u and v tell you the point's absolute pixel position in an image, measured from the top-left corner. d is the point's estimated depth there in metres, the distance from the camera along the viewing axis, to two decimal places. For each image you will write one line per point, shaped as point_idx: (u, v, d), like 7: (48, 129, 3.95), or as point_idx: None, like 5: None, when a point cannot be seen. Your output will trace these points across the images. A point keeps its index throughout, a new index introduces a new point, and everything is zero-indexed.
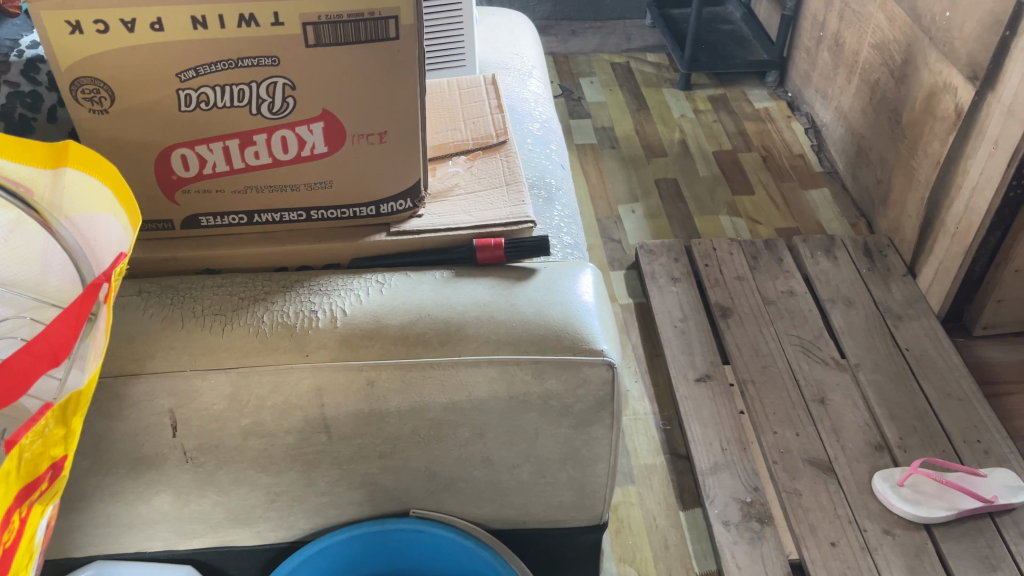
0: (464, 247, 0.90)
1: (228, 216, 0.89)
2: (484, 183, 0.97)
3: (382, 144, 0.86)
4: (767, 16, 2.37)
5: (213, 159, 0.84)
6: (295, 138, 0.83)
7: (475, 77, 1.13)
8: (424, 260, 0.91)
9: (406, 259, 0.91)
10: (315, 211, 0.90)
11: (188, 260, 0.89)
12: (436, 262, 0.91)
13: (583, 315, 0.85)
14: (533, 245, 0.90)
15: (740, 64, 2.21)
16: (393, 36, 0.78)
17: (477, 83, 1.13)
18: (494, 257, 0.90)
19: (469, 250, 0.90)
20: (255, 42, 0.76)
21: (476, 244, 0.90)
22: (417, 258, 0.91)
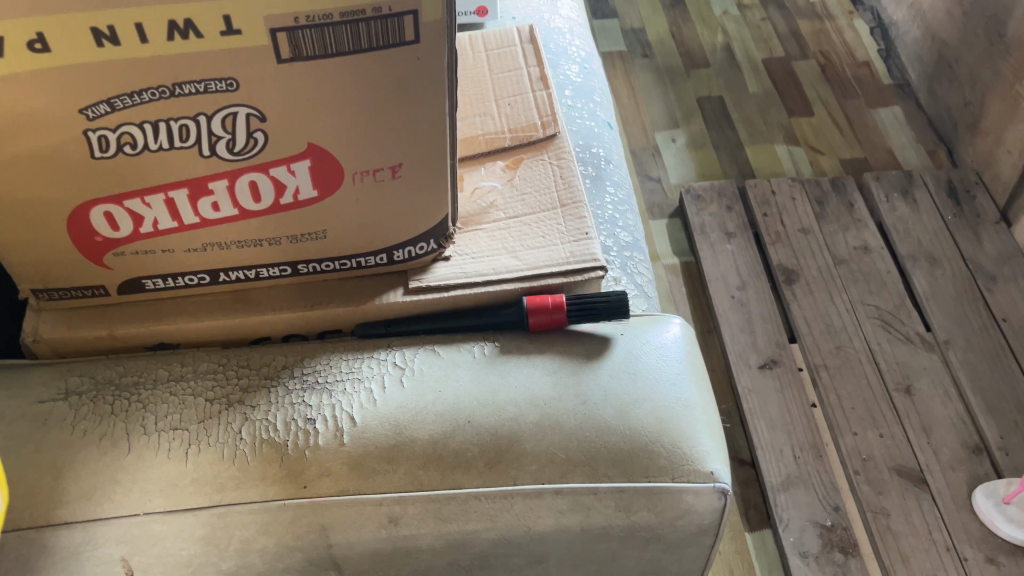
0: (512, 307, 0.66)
1: (183, 277, 0.64)
2: (530, 202, 0.71)
3: (395, 180, 0.60)
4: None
5: (153, 215, 0.58)
6: (270, 182, 0.57)
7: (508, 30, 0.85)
8: (457, 324, 0.67)
9: (431, 324, 0.67)
10: (304, 264, 0.65)
11: (132, 337, 0.65)
12: (475, 328, 0.66)
13: (681, 413, 0.62)
14: (608, 307, 0.65)
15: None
16: (411, 38, 0.51)
17: (510, 36, 0.84)
18: (555, 322, 0.65)
19: (519, 313, 0.66)
20: (199, 60, 0.49)
21: (527, 306, 0.65)
22: (447, 321, 0.67)
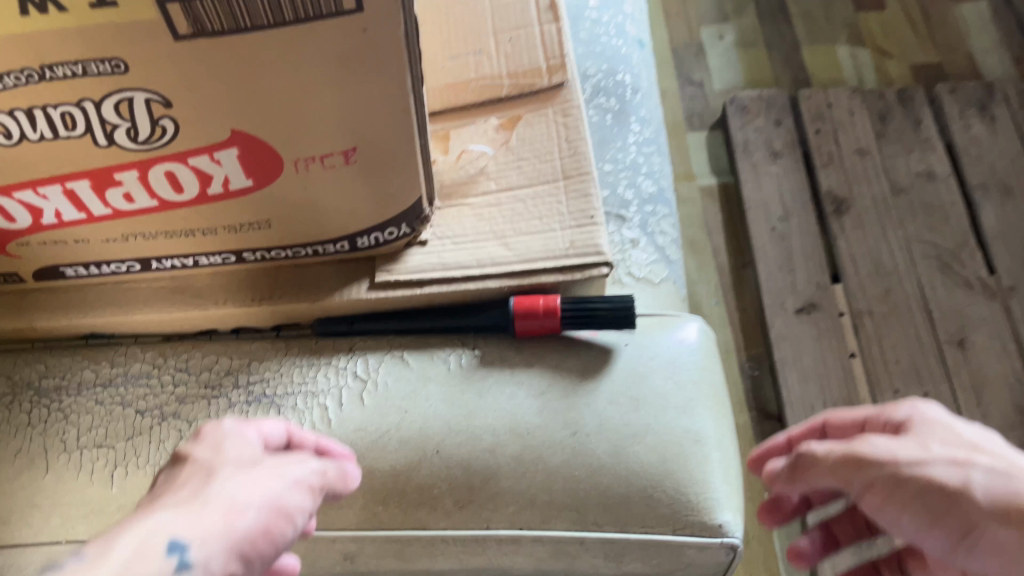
0: (496, 307, 0.56)
1: (108, 265, 0.54)
2: (527, 171, 0.59)
3: (350, 166, 0.49)
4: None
5: (54, 206, 0.48)
6: (191, 172, 0.46)
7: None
8: (432, 324, 0.56)
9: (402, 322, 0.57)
10: (250, 253, 0.54)
11: (56, 329, 0.56)
12: (454, 332, 0.56)
13: (689, 451, 0.52)
14: (610, 314, 0.54)
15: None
16: (350, 8, 0.39)
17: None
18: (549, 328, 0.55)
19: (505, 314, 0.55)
20: (68, 38, 0.37)
21: (515, 309, 0.54)
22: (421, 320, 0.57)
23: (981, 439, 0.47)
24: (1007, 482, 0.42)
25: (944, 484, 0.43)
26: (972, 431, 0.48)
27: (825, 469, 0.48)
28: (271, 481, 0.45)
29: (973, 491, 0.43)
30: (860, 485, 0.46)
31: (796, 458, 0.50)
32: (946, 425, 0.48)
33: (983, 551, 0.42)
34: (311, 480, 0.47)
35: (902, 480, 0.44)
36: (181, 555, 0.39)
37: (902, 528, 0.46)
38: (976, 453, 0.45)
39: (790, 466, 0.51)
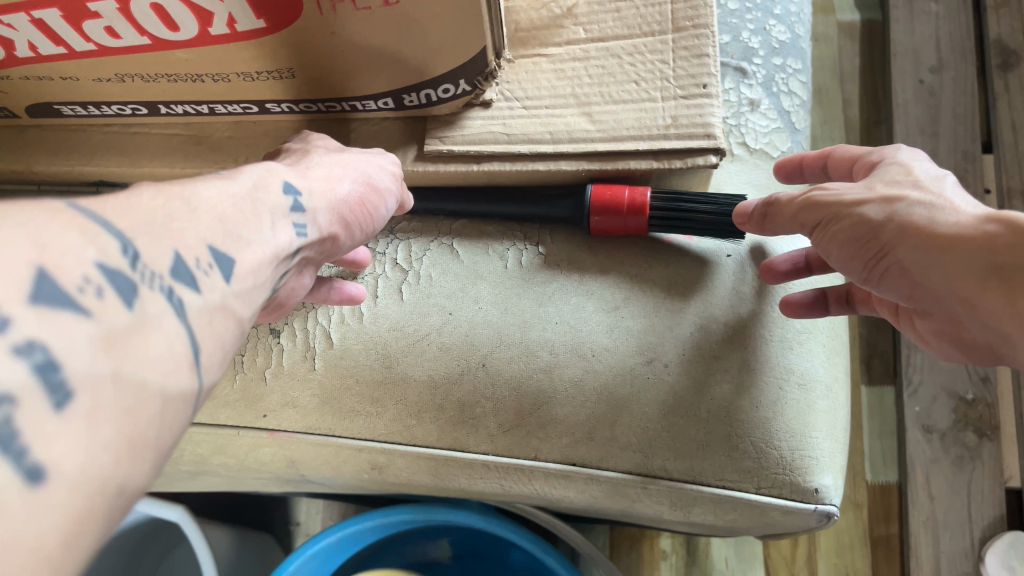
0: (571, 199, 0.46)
1: (109, 106, 0.45)
2: (625, 16, 0.46)
3: (390, 10, 0.37)
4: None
5: (25, 38, 0.38)
6: (184, 7, 0.36)
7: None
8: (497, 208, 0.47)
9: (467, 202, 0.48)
10: (276, 104, 0.44)
11: (59, 173, 0.48)
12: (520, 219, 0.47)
13: (790, 396, 0.42)
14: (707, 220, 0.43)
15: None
16: None
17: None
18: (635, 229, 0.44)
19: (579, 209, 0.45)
20: None
21: (590, 198, 0.44)
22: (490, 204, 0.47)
23: (936, 175, 0.37)
24: (934, 214, 0.34)
25: (869, 221, 0.35)
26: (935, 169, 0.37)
27: (784, 215, 0.39)
28: (364, 158, 0.40)
29: (897, 222, 0.34)
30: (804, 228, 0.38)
31: (764, 207, 0.40)
32: (912, 165, 0.38)
33: (893, 278, 0.35)
34: (396, 178, 0.42)
35: (834, 217, 0.36)
36: (296, 198, 0.33)
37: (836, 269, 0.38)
38: (923, 185, 0.36)
39: (757, 212, 0.40)
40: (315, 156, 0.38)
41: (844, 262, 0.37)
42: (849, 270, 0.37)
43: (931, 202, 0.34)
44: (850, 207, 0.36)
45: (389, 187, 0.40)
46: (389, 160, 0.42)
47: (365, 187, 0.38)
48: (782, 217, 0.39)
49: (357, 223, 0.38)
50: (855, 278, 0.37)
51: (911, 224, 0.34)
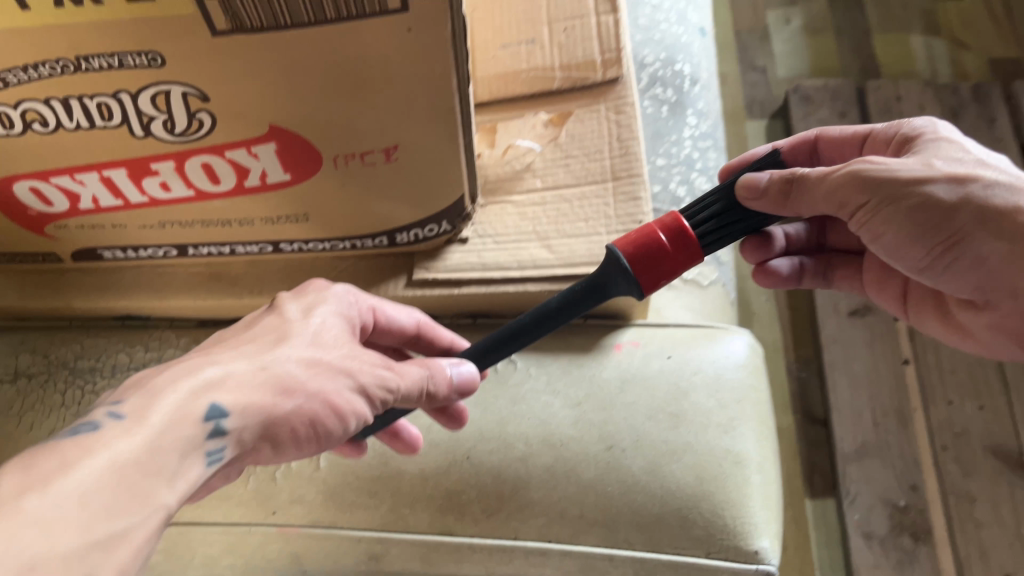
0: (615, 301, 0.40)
1: (144, 249, 0.53)
2: (574, 169, 0.57)
3: (390, 164, 0.47)
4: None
5: (90, 193, 0.47)
6: (228, 166, 0.45)
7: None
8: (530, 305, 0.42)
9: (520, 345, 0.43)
10: (287, 244, 0.53)
11: (92, 310, 0.56)
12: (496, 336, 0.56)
13: (728, 472, 0.50)
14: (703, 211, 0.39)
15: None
16: (395, 8, 0.37)
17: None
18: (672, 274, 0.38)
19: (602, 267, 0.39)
20: (102, 34, 0.36)
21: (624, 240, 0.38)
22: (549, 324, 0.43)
23: (992, 160, 0.38)
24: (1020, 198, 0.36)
25: (939, 204, 0.36)
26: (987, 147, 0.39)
27: (817, 195, 0.37)
28: (341, 375, 0.38)
29: (979, 210, 0.36)
30: (849, 204, 0.37)
31: (786, 180, 0.37)
32: (955, 141, 0.39)
33: (964, 260, 0.37)
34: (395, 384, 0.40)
35: (893, 200, 0.37)
36: (219, 424, 0.33)
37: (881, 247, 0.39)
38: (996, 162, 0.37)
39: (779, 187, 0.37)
40: (287, 343, 0.37)
41: (903, 244, 0.38)
42: (897, 251, 0.39)
43: (1005, 183, 0.36)
44: (911, 187, 0.36)
45: (355, 410, 0.38)
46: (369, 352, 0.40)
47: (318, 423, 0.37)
48: (811, 194, 0.37)
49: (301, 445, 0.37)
50: (904, 258, 0.39)
51: (987, 208, 0.36)
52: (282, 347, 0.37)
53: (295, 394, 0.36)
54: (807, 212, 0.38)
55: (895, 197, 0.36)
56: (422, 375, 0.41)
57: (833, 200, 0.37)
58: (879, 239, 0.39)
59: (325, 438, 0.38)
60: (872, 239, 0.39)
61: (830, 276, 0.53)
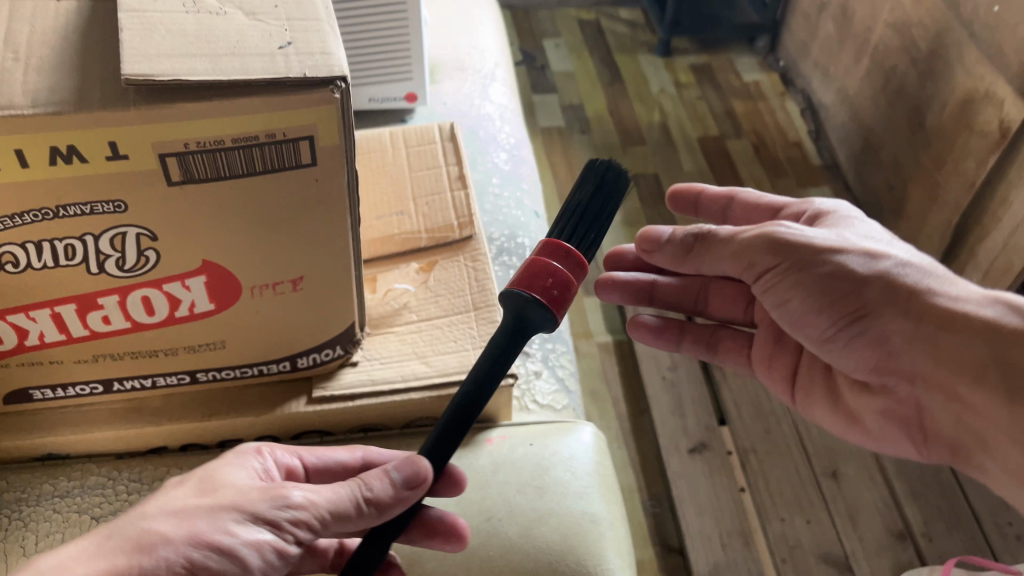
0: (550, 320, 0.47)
1: (73, 387, 0.61)
2: (443, 304, 0.70)
3: (297, 293, 0.59)
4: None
5: (39, 329, 0.56)
6: (164, 297, 0.56)
7: (407, 104, 1.09)
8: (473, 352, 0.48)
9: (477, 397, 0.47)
10: (203, 372, 0.63)
11: (17, 449, 0.62)
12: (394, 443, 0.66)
13: (586, 528, 0.61)
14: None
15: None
16: (307, 162, 0.51)
17: (407, 110, 1.09)
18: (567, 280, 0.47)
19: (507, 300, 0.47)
20: (82, 185, 0.48)
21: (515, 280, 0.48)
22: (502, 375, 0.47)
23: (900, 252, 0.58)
24: (915, 282, 0.55)
25: (847, 274, 0.55)
26: (890, 241, 0.60)
27: (733, 251, 0.59)
28: (220, 520, 0.43)
29: (877, 282, 0.55)
30: (761, 263, 0.58)
31: (703, 236, 0.60)
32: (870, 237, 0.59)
33: (864, 326, 0.56)
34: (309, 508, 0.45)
35: (814, 265, 0.56)
36: None
37: (790, 308, 0.59)
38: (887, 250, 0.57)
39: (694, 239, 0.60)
40: (151, 511, 0.43)
41: (817, 307, 0.57)
42: (818, 314, 0.57)
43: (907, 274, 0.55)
44: (826, 260, 0.56)
45: (251, 545, 0.43)
46: (266, 491, 0.45)
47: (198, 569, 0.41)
48: (725, 249, 0.59)
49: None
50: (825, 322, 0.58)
51: (887, 288, 0.55)
52: (150, 514, 0.43)
53: (154, 550, 0.41)
54: (725, 263, 0.60)
55: (807, 261, 0.56)
56: (357, 488, 0.45)
57: (745, 258, 0.58)
58: (787, 298, 0.58)
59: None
60: (781, 299, 0.59)
61: (717, 346, 0.74)
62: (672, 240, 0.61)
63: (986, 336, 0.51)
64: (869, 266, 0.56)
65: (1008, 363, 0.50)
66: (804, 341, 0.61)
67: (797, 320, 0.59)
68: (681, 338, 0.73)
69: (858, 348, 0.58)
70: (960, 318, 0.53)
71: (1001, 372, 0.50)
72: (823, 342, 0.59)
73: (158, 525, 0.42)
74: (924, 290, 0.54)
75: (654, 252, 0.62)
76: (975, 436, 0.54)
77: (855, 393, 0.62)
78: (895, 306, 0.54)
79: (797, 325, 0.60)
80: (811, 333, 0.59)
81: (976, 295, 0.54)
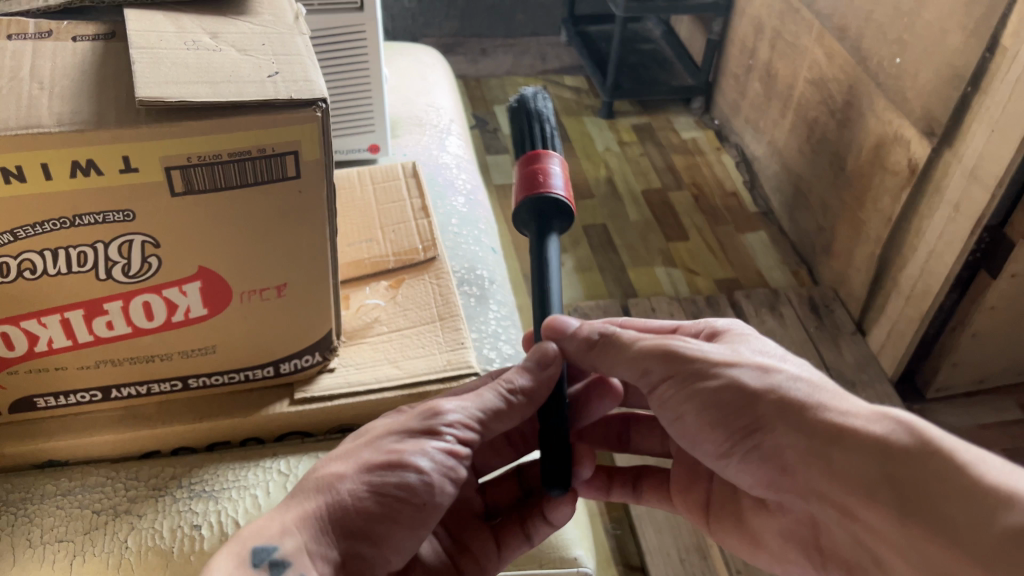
0: (559, 202, 0.63)
1: (75, 394, 0.67)
2: (412, 316, 0.78)
3: (281, 299, 0.66)
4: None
5: (48, 335, 0.62)
6: (163, 302, 0.62)
7: (370, 155, 1.18)
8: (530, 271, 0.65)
9: (547, 264, 0.62)
10: (195, 378, 0.69)
11: (22, 454, 0.67)
12: None
13: None
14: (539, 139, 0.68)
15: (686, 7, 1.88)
16: (292, 174, 0.59)
17: (371, 161, 1.18)
18: (547, 170, 0.64)
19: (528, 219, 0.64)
20: (97, 195, 0.55)
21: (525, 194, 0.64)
22: (553, 247, 0.63)
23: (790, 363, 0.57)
24: (804, 392, 0.54)
25: (739, 386, 0.55)
26: (785, 356, 0.59)
27: (631, 356, 0.58)
28: (378, 450, 0.52)
29: (767, 395, 0.54)
30: (656, 371, 0.58)
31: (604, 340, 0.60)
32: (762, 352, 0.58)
33: (757, 440, 0.55)
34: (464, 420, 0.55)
35: (706, 377, 0.56)
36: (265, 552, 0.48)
37: (688, 423, 0.58)
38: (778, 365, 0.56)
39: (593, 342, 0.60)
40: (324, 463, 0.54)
41: (713, 421, 0.56)
42: (713, 428, 0.56)
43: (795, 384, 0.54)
44: (717, 373, 0.55)
45: (405, 460, 0.52)
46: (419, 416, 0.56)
47: (387, 482, 0.51)
48: (623, 354, 0.59)
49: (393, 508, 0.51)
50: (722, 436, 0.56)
51: (779, 401, 0.54)
52: (326, 464, 0.54)
53: (332, 482, 0.51)
54: (622, 370, 0.59)
55: (699, 372, 0.56)
56: (498, 390, 0.57)
57: (641, 364, 0.58)
58: (683, 412, 0.57)
59: (407, 488, 0.51)
60: (677, 412, 0.58)
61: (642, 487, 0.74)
62: (577, 335, 0.59)
63: (879, 451, 0.49)
64: (761, 379, 0.55)
65: (894, 481, 0.48)
66: (704, 457, 0.59)
67: (694, 434, 0.58)
68: (610, 485, 0.74)
69: (754, 463, 0.56)
70: (849, 431, 0.51)
71: (891, 489, 0.48)
72: (721, 458, 0.58)
73: (330, 468, 0.53)
74: (814, 407, 0.53)
75: (559, 344, 0.60)
76: (873, 557, 0.52)
77: (759, 516, 0.64)
78: (787, 420, 0.53)
79: (697, 442, 0.59)
80: (710, 449, 0.58)
81: (868, 410, 0.52)
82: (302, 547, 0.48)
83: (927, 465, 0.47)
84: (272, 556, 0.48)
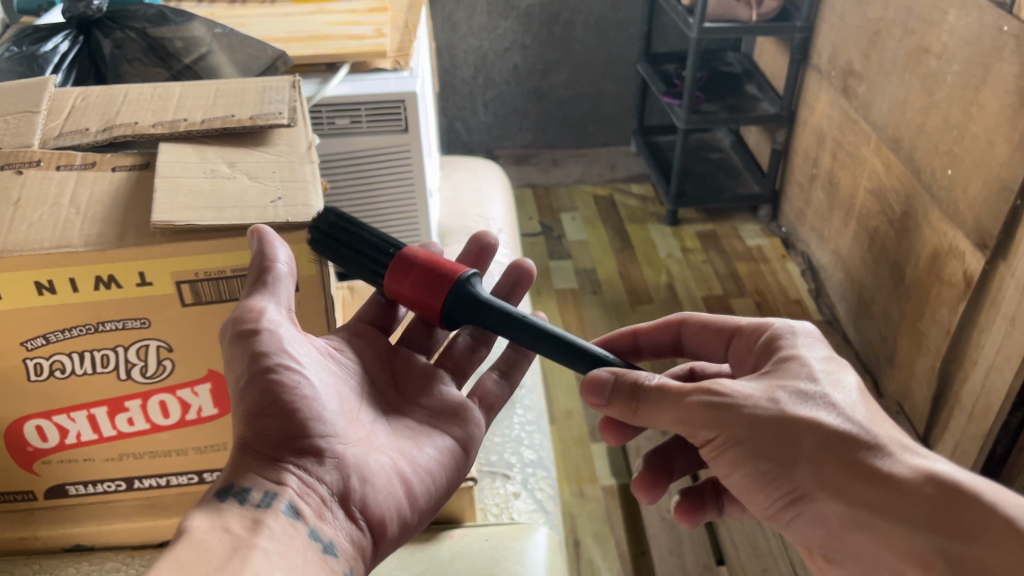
0: (469, 272, 0.62)
1: (102, 483, 0.73)
2: None
3: None
4: (769, 66, 2.09)
5: (77, 428, 0.69)
6: (177, 402, 0.69)
7: None
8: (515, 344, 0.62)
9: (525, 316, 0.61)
10: (208, 473, 0.74)
11: (50, 538, 0.74)
12: None
13: None
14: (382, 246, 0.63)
15: (747, 118, 1.91)
16: (291, 287, 0.66)
17: None
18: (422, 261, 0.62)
19: (466, 302, 0.60)
20: (116, 306, 0.62)
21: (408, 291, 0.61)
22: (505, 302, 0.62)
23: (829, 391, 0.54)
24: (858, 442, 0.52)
25: (784, 440, 0.51)
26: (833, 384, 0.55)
27: (668, 416, 0.54)
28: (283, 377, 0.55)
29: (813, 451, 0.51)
30: (697, 431, 0.53)
31: (632, 393, 0.54)
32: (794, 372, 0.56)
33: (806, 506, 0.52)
34: (281, 316, 0.57)
35: (748, 434, 0.52)
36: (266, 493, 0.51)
37: (733, 483, 0.55)
38: (825, 410, 0.52)
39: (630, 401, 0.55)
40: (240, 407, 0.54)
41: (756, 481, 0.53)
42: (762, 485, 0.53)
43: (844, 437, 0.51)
44: (759, 428, 0.51)
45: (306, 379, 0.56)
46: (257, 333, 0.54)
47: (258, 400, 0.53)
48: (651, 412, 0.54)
49: (296, 413, 0.54)
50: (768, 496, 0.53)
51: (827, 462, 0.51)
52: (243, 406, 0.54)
53: (261, 419, 0.54)
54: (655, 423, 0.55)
55: (741, 431, 0.52)
56: (263, 283, 0.57)
57: (681, 423, 0.53)
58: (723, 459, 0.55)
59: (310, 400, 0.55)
60: (722, 473, 0.54)
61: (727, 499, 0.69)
62: (612, 396, 0.55)
63: (933, 518, 0.48)
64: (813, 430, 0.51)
65: (948, 558, 0.47)
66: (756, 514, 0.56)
67: (742, 494, 0.55)
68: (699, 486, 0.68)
69: (804, 528, 0.53)
70: (893, 486, 0.49)
71: (943, 561, 0.47)
72: (773, 516, 0.54)
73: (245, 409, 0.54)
74: (862, 454, 0.51)
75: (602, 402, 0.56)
76: None
77: None
78: (829, 486, 0.50)
79: (745, 498, 0.55)
80: (758, 508, 0.55)
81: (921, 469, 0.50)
82: (265, 480, 0.52)
83: (979, 527, 0.47)
84: (229, 489, 0.51)
